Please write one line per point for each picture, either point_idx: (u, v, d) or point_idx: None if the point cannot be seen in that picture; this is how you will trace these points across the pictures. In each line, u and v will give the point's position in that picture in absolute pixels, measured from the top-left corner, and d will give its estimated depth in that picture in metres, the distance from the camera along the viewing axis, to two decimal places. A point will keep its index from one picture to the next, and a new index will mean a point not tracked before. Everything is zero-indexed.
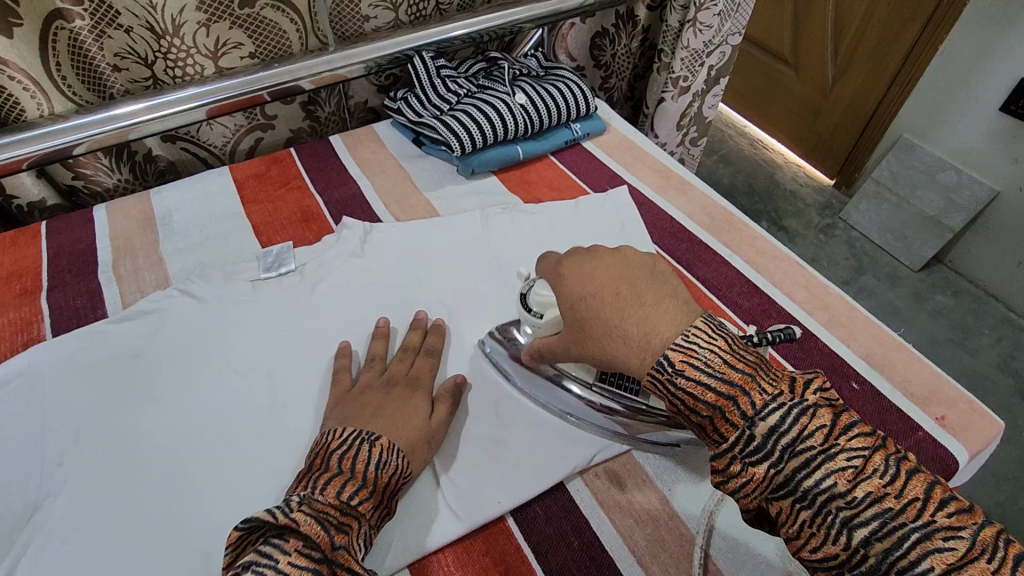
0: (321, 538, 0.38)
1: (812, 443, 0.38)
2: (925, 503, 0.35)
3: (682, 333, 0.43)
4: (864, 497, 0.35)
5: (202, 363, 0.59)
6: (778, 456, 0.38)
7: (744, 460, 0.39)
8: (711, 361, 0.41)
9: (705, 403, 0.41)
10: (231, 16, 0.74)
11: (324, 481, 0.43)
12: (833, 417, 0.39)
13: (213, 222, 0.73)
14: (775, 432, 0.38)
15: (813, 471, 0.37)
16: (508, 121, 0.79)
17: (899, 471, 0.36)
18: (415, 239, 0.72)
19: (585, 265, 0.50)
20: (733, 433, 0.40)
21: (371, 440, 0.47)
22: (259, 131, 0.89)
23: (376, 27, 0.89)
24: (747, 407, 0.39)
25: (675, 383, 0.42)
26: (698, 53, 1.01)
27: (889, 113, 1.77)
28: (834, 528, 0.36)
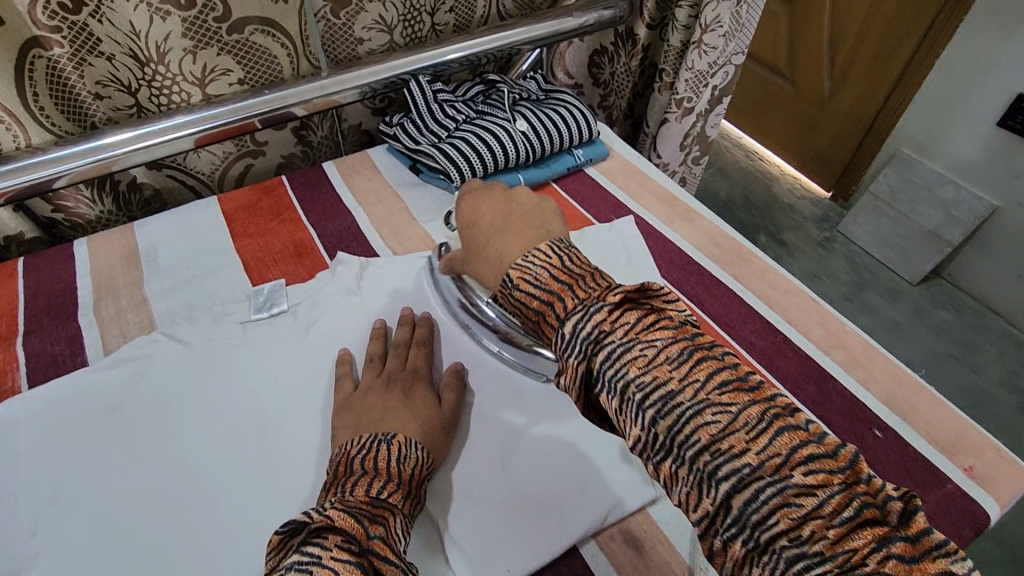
0: (356, 530, 0.38)
1: (649, 375, 0.38)
2: (786, 457, 0.35)
3: (524, 254, 0.49)
4: (726, 449, 0.35)
5: (189, 416, 0.56)
6: (582, 347, 0.41)
7: (561, 356, 0.42)
8: (540, 276, 0.46)
9: (535, 308, 0.46)
10: (219, 41, 0.71)
11: (352, 482, 0.43)
12: (712, 374, 0.38)
13: (201, 259, 0.69)
14: (597, 347, 0.40)
15: (676, 421, 0.37)
16: (508, 149, 0.76)
17: (764, 423, 0.36)
18: (414, 274, 0.68)
19: (478, 198, 0.57)
20: (553, 335, 0.44)
21: (388, 440, 0.48)
22: (249, 158, 0.86)
23: (370, 49, 0.86)
24: (559, 310, 0.43)
25: (512, 295, 0.47)
26: (701, 74, 0.99)
27: (886, 127, 1.77)
28: (701, 480, 0.36)
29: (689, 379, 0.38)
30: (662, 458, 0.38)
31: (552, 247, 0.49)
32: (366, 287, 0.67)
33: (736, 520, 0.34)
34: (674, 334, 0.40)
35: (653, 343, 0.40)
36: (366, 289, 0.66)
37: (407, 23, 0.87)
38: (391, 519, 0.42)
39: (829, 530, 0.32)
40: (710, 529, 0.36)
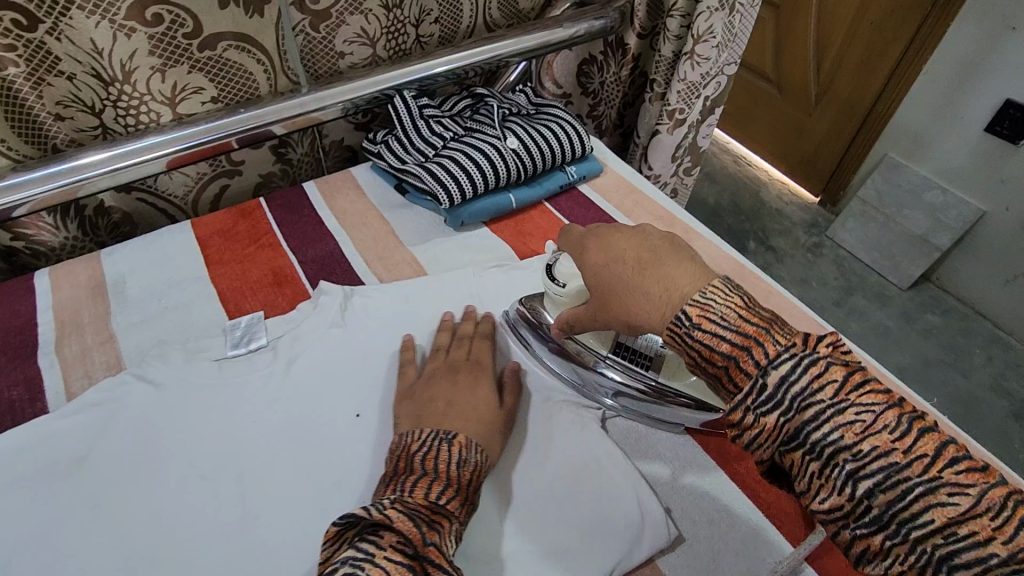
0: (413, 534, 0.39)
1: (841, 428, 0.36)
2: (933, 458, 0.34)
3: (700, 290, 0.42)
4: (870, 451, 0.35)
5: (161, 466, 0.51)
6: (789, 406, 0.37)
7: (756, 411, 0.38)
8: (727, 315, 0.41)
9: (721, 353, 0.40)
10: (189, 59, 0.67)
11: (412, 481, 0.43)
12: (845, 373, 0.37)
13: (174, 290, 0.65)
14: (805, 405, 0.37)
15: (857, 450, 0.35)
16: (499, 169, 0.73)
17: (906, 427, 0.35)
18: (402, 303, 0.65)
19: (606, 251, 0.48)
20: (744, 385, 0.40)
21: (449, 439, 0.47)
22: (225, 178, 0.82)
23: (351, 63, 0.83)
24: (761, 357, 0.39)
25: (689, 336, 0.41)
26: (695, 85, 0.96)
27: (873, 132, 1.76)
28: (841, 479, 0.36)
29: (912, 453, 0.35)
30: (811, 472, 0.37)
31: (724, 284, 0.43)
32: (351, 317, 0.63)
33: (879, 519, 0.35)
34: (888, 399, 0.36)
35: (869, 406, 0.36)
36: (351, 320, 0.62)
37: (391, 36, 0.83)
38: (446, 524, 0.41)
39: (958, 523, 0.33)
40: (843, 521, 0.37)
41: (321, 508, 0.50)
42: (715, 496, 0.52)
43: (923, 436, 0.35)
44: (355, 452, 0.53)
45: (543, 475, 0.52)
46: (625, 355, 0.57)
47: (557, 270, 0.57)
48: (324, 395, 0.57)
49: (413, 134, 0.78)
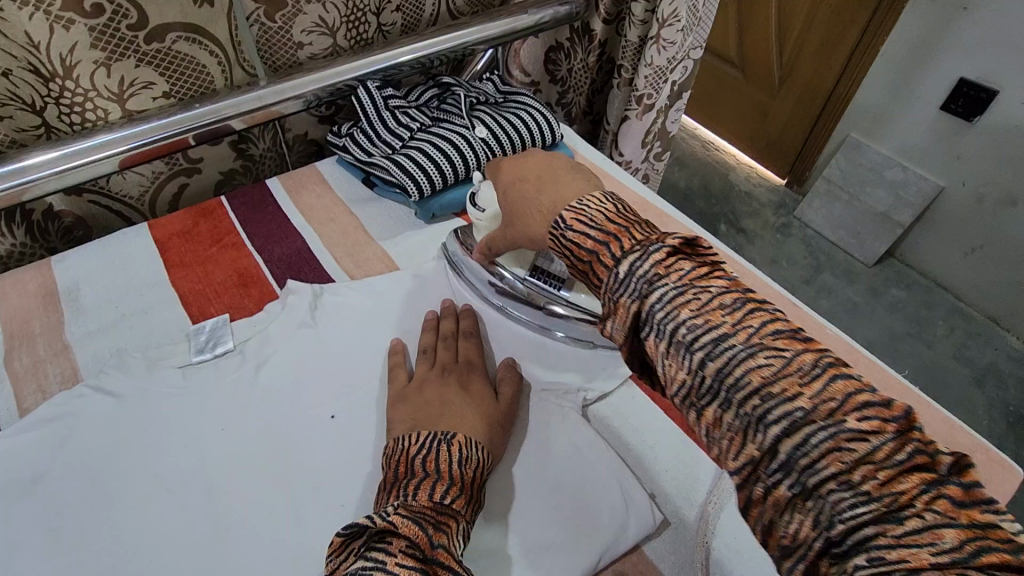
0: (421, 538, 0.38)
1: (702, 318, 0.37)
2: (839, 403, 0.33)
3: (579, 199, 0.47)
4: (779, 393, 0.34)
5: (126, 482, 0.49)
6: (637, 290, 0.39)
7: (614, 301, 0.41)
8: (595, 217, 0.45)
9: (586, 249, 0.44)
10: (136, 52, 0.63)
11: (415, 484, 0.42)
12: (759, 318, 0.37)
13: (133, 296, 0.62)
14: (651, 289, 0.39)
15: (727, 363, 0.36)
16: (469, 158, 0.72)
17: (819, 370, 0.34)
18: (374, 299, 0.63)
19: (516, 162, 0.56)
20: (607, 278, 0.42)
21: (448, 439, 0.46)
22: (183, 177, 0.78)
23: (311, 54, 0.80)
24: (616, 251, 0.42)
25: (565, 237, 0.46)
26: (661, 69, 0.96)
27: (836, 113, 1.80)
28: (749, 426, 0.35)
29: (740, 324, 0.36)
30: (707, 404, 0.37)
31: (605, 196, 0.48)
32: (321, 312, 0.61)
33: (783, 465, 0.33)
34: (805, 345, 0.36)
35: (708, 289, 0.38)
36: (323, 318, 0.61)
37: (351, 25, 0.80)
38: (454, 524, 0.41)
39: (879, 473, 0.31)
40: (753, 475, 0.35)
41: (299, 515, 0.48)
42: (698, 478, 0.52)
43: (834, 382, 0.34)
44: (333, 456, 0.52)
45: (527, 466, 0.51)
46: (540, 277, 0.61)
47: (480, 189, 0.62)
48: (297, 398, 0.55)
49: (380, 126, 0.76)
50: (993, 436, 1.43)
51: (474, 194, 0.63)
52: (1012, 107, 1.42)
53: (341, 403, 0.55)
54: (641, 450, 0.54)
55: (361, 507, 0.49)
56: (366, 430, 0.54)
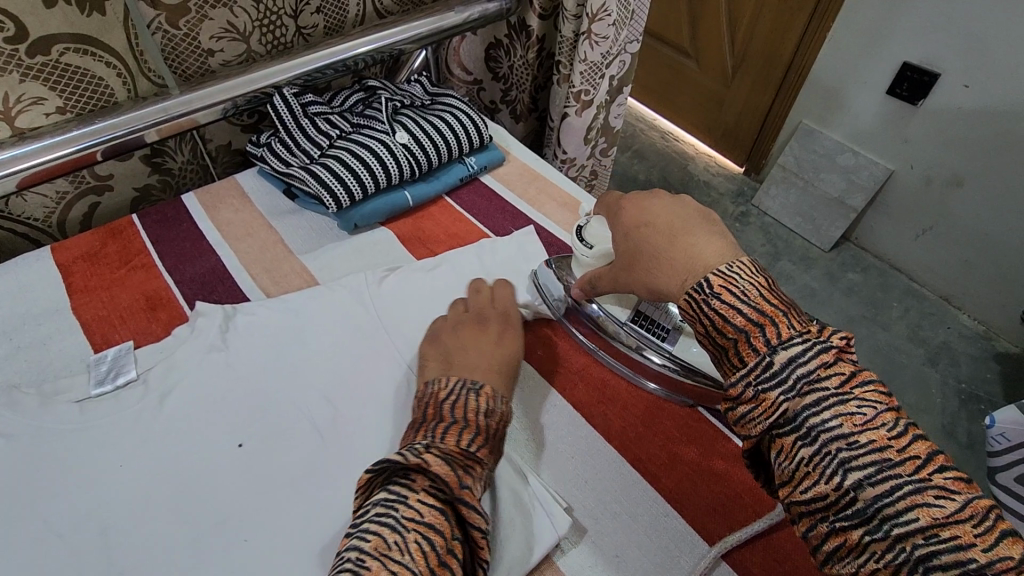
0: (449, 478, 0.40)
1: (865, 437, 0.36)
2: (1017, 561, 0.33)
3: (726, 265, 0.45)
4: (867, 443, 0.36)
5: (11, 530, 0.46)
6: (792, 385, 0.39)
7: (758, 387, 0.40)
8: (748, 291, 0.42)
9: (733, 325, 0.42)
10: (20, 66, 0.59)
11: (442, 430, 0.45)
12: (927, 450, 0.36)
13: (30, 327, 0.59)
14: (810, 392, 0.38)
15: (890, 492, 0.35)
16: (391, 166, 0.69)
17: (989, 522, 0.34)
18: (289, 318, 0.60)
19: (644, 201, 0.53)
20: (752, 362, 0.41)
21: (475, 388, 0.50)
22: (94, 195, 0.74)
23: (224, 61, 0.76)
24: (773, 337, 0.40)
25: (709, 305, 0.43)
26: (596, 65, 0.94)
27: (788, 100, 1.81)
28: (906, 565, 0.34)
29: (907, 453, 0.36)
30: (848, 525, 0.36)
31: (751, 266, 0.45)
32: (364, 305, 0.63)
33: None
34: (967, 486, 0.36)
35: (875, 407, 0.37)
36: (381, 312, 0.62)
37: (265, 29, 0.77)
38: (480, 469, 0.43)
39: None
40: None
41: (196, 552, 0.46)
42: (621, 488, 0.51)
43: (919, 443, 0.37)
44: (240, 486, 0.49)
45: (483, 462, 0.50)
46: (642, 323, 0.59)
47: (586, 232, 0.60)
48: (202, 428, 0.52)
49: (299, 134, 0.73)
50: (947, 414, 1.46)
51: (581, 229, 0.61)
52: (954, 90, 1.44)
53: (249, 431, 0.53)
54: (562, 462, 0.53)
55: (265, 541, 0.47)
56: (274, 457, 0.51)
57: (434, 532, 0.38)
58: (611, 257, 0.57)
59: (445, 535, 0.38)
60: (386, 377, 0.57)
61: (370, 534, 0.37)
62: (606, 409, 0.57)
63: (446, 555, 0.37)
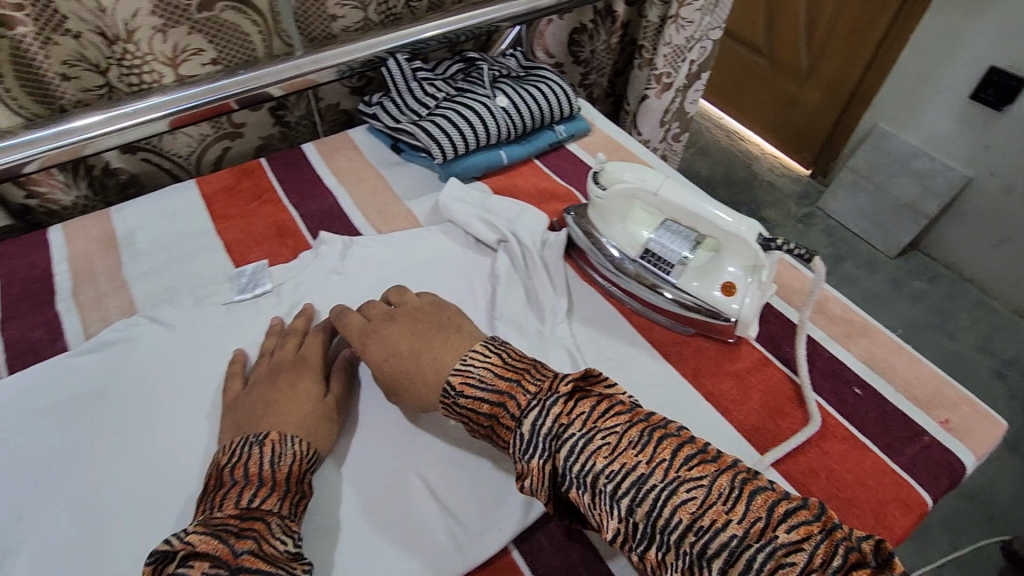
0: (221, 552, 0.38)
1: (617, 463, 0.40)
2: (767, 519, 0.37)
3: (462, 358, 0.49)
4: (620, 468, 0.39)
5: (174, 395, 0.55)
6: (545, 447, 0.42)
7: (521, 459, 0.43)
8: (484, 376, 0.47)
9: (484, 413, 0.46)
10: (190, 20, 0.70)
11: (220, 496, 0.43)
12: (672, 450, 0.40)
13: (182, 243, 0.69)
14: (558, 445, 0.41)
15: (654, 506, 0.38)
16: (490, 126, 0.76)
17: (735, 491, 0.38)
18: (394, 252, 0.68)
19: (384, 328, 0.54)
20: (510, 438, 0.45)
21: (258, 440, 0.46)
22: (227, 140, 0.85)
23: (344, 27, 0.85)
24: (513, 408, 0.44)
25: (457, 404, 0.47)
26: (680, 49, 0.99)
27: (863, 104, 1.79)
28: (693, 563, 0.37)
29: (654, 460, 0.40)
30: (644, 549, 0.39)
31: (488, 348, 0.50)
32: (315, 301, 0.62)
33: None
34: (715, 467, 0.39)
35: (615, 431, 0.41)
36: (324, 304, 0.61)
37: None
38: (269, 521, 0.41)
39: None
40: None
41: None
42: None
43: (662, 446, 0.40)
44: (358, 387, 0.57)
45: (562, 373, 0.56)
46: (649, 260, 0.61)
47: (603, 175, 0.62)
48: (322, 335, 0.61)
49: (408, 95, 0.81)
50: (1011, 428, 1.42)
51: (595, 171, 0.62)
52: None
53: None
54: None
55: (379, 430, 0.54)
56: None
57: None
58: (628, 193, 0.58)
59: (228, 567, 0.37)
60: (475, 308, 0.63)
61: None
62: (682, 349, 0.59)
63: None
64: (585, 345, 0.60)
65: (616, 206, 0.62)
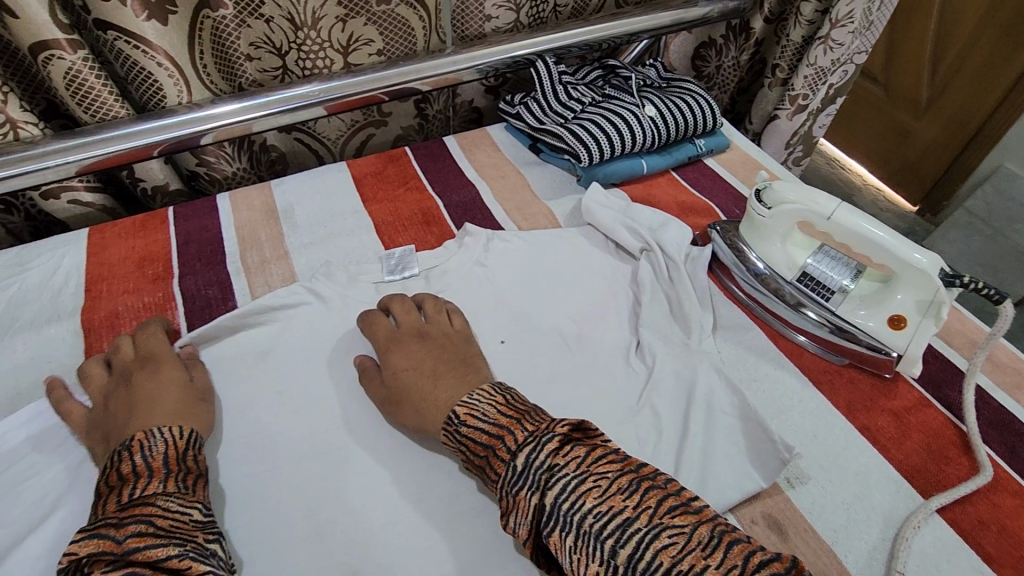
0: (106, 545, 0.37)
1: (604, 504, 0.37)
2: (742, 567, 0.34)
3: (469, 394, 0.48)
4: (607, 510, 0.37)
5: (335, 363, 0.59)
6: (532, 479, 0.40)
7: (511, 493, 0.41)
8: (488, 411, 0.46)
9: (482, 444, 0.44)
10: (368, 12, 0.74)
11: (101, 503, 0.42)
12: (655, 497, 0.38)
13: (337, 220, 0.73)
14: (550, 480, 0.39)
15: (637, 548, 0.36)
16: (636, 134, 0.76)
17: (715, 539, 0.36)
18: (535, 250, 0.69)
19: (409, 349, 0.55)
20: (501, 474, 0.42)
21: (125, 442, 0.45)
22: (372, 127, 0.89)
23: (495, 27, 0.86)
24: (510, 443, 0.42)
25: (458, 433, 0.46)
26: (823, 71, 0.97)
27: (989, 142, 1.66)
28: None
29: (640, 505, 0.37)
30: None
31: (494, 388, 0.49)
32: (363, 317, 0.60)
33: None
34: (697, 517, 0.37)
35: (605, 475, 0.39)
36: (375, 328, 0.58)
37: (534, 3, 0.86)
38: (156, 502, 0.41)
39: None
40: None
41: None
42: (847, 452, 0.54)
43: (650, 494, 0.38)
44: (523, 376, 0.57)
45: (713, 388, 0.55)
46: (806, 283, 0.61)
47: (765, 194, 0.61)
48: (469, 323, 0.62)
49: (553, 98, 0.82)
50: None
51: (758, 190, 0.62)
52: None
53: (508, 330, 0.61)
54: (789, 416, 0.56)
55: None
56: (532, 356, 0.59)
57: None
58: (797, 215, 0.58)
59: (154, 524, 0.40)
60: (616, 312, 0.63)
61: None
62: (833, 379, 0.58)
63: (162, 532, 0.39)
64: (731, 363, 0.59)
65: (778, 228, 0.61)
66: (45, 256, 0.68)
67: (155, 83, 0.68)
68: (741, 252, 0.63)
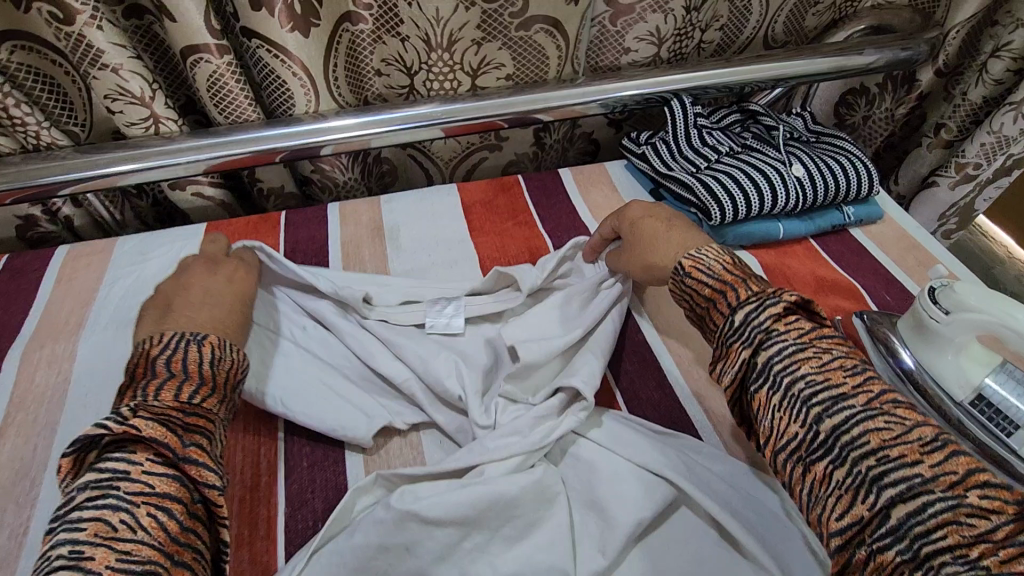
0: (168, 441, 0.39)
1: (820, 374, 0.39)
2: (962, 480, 0.33)
3: (697, 249, 0.51)
4: (822, 379, 0.39)
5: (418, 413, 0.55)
6: (749, 336, 0.43)
7: (722, 343, 0.45)
8: (715, 266, 0.48)
9: (706, 293, 0.48)
10: (505, 37, 0.71)
11: (156, 387, 0.42)
12: (880, 386, 0.38)
13: (442, 248, 0.70)
14: (765, 339, 0.42)
15: (844, 421, 0.37)
16: (778, 194, 0.68)
17: (938, 443, 0.34)
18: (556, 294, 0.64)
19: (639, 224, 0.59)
20: (722, 322, 0.46)
21: (197, 340, 0.47)
22: (486, 151, 0.86)
23: (632, 61, 0.80)
24: (732, 298, 0.45)
25: (682, 282, 0.50)
26: (1007, 140, 0.83)
27: None
28: (862, 487, 0.34)
29: (860, 388, 0.38)
30: (817, 459, 0.37)
31: (722, 248, 0.51)
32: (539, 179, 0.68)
33: (892, 530, 0.32)
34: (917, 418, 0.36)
35: (829, 351, 0.41)
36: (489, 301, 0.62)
37: (678, 38, 0.79)
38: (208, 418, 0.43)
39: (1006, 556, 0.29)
40: (856, 538, 0.34)
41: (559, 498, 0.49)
42: None
43: (874, 381, 0.38)
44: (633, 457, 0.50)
45: None
46: (982, 409, 0.51)
47: (944, 295, 0.52)
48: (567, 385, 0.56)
49: (685, 143, 0.76)
50: None
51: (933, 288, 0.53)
52: None
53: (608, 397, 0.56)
54: None
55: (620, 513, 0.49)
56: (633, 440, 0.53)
57: (168, 500, 0.37)
58: (978, 327, 0.49)
59: (184, 503, 0.38)
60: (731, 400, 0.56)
61: (88, 521, 0.34)
62: None
63: (187, 519, 0.37)
64: None
65: (953, 337, 0.51)
66: (163, 248, 0.70)
67: (286, 91, 0.68)
68: (893, 350, 0.56)
